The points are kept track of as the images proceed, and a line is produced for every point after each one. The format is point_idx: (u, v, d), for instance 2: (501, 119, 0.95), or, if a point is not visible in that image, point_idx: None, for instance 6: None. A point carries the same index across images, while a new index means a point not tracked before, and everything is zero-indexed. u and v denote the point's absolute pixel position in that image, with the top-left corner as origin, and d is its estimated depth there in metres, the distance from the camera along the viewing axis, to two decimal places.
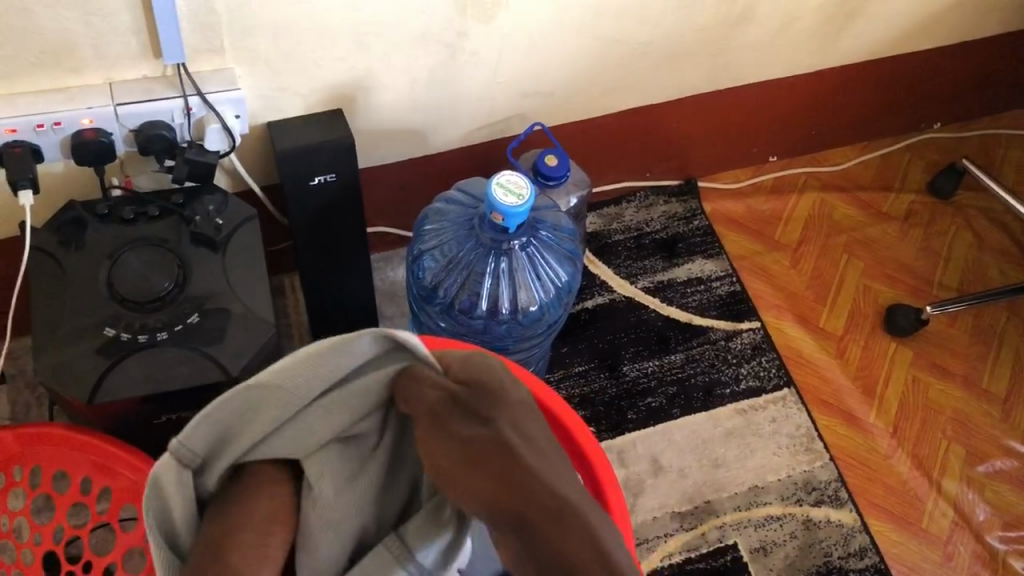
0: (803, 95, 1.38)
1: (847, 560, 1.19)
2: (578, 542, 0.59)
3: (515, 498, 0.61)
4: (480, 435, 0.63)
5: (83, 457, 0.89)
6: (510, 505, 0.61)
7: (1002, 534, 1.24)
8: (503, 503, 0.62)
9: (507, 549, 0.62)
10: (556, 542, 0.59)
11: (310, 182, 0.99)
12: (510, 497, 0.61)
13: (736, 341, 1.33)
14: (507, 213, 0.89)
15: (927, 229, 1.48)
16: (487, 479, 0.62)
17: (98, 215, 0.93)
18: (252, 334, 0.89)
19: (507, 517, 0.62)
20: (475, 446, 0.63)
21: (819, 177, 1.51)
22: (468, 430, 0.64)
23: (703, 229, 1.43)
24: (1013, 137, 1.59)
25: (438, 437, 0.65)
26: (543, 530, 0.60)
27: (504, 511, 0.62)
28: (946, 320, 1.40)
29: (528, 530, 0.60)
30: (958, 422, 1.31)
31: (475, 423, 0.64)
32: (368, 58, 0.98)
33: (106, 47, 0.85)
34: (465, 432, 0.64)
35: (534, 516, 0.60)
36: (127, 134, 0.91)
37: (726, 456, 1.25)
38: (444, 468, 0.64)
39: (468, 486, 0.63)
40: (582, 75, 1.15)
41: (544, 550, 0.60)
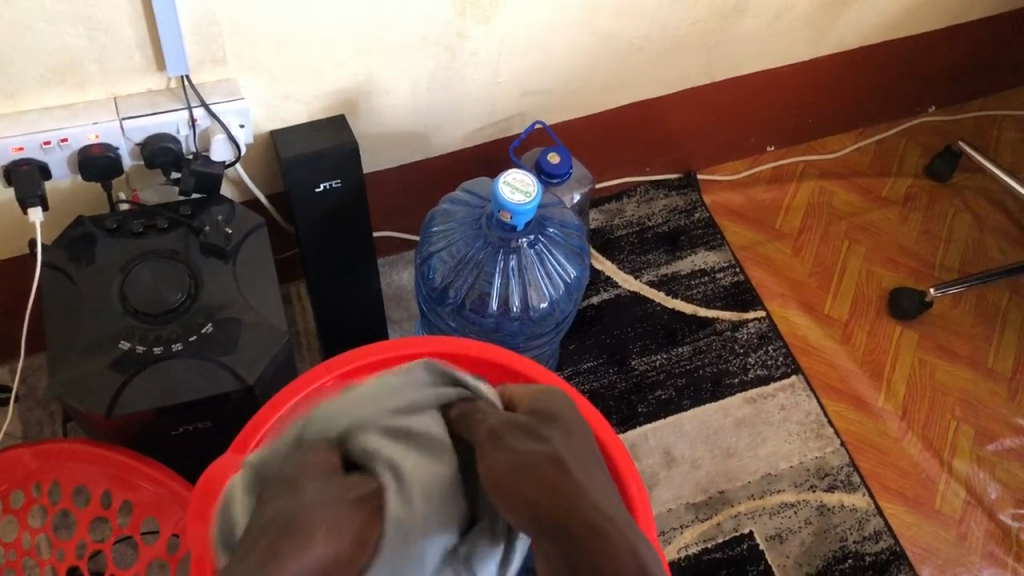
0: (799, 84, 1.39)
1: (863, 544, 1.19)
2: (630, 553, 0.52)
3: (571, 505, 0.55)
4: (539, 449, 0.59)
5: (103, 471, 0.90)
6: (565, 510, 0.54)
7: (1014, 512, 1.24)
8: (557, 506, 0.55)
9: (550, 566, 0.53)
10: (615, 551, 0.52)
11: (315, 188, 1.00)
12: (570, 499, 0.55)
13: (742, 331, 1.34)
14: (515, 211, 0.89)
15: (926, 212, 1.49)
16: (534, 481, 0.56)
17: (107, 230, 0.93)
18: (267, 341, 0.89)
19: (560, 527, 0.54)
20: (537, 456, 0.58)
21: (817, 165, 1.52)
22: (524, 445, 0.60)
23: (704, 221, 1.43)
24: (1006, 118, 1.60)
25: (493, 448, 0.60)
26: (600, 540, 0.53)
27: (558, 516, 0.54)
28: (949, 302, 1.41)
29: (583, 539, 0.53)
30: (966, 402, 1.32)
31: (535, 440, 0.61)
32: (369, 63, 0.99)
33: (111, 61, 0.86)
34: (528, 445, 0.60)
35: (591, 525, 0.53)
36: (132, 147, 0.92)
37: (738, 445, 1.25)
38: (498, 473, 0.58)
39: (516, 490, 0.56)
40: (580, 73, 1.16)
41: (583, 564, 0.52)
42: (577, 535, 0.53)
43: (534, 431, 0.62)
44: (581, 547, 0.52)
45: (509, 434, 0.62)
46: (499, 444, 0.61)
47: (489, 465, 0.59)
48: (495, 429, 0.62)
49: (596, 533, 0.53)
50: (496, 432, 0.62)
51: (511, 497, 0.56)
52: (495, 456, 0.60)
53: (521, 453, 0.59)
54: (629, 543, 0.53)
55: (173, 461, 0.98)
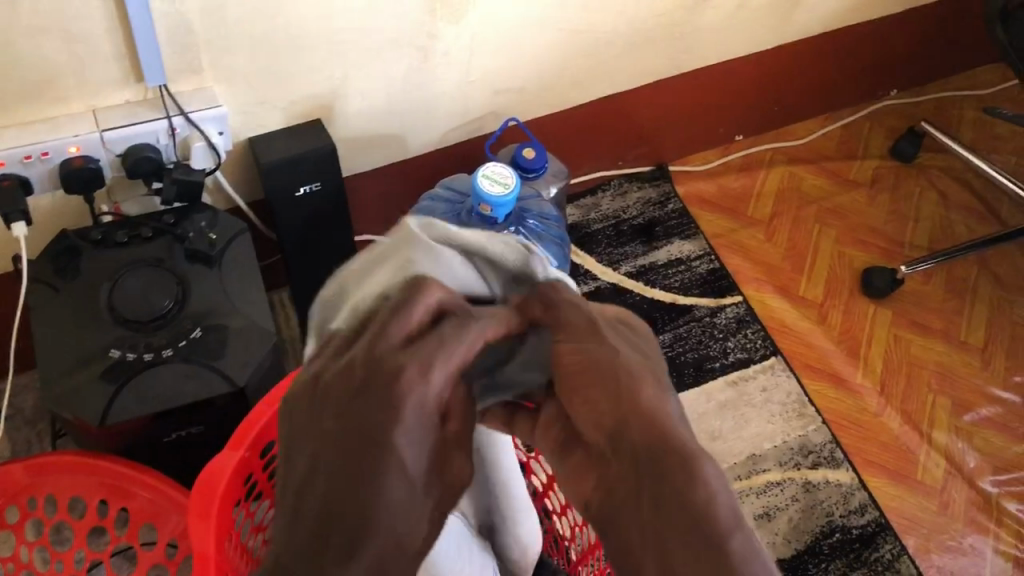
0: (764, 72, 1.42)
1: (849, 517, 1.22)
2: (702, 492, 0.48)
3: (649, 436, 0.51)
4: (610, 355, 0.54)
5: (97, 481, 0.90)
6: (645, 429, 0.51)
7: (994, 478, 1.28)
8: (631, 420, 0.51)
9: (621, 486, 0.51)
10: (696, 485, 0.48)
11: (296, 193, 1.01)
12: (655, 424, 0.51)
13: (721, 316, 1.36)
14: (495, 203, 0.91)
15: (893, 193, 1.53)
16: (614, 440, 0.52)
17: (92, 242, 0.94)
18: (256, 344, 0.90)
19: (641, 452, 0.50)
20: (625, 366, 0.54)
21: (785, 152, 1.55)
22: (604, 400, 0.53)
23: (678, 211, 1.46)
24: (966, 98, 1.64)
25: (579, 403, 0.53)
26: (683, 470, 0.49)
27: (635, 430, 0.51)
28: (920, 279, 1.44)
29: (660, 465, 0.49)
30: (942, 375, 1.35)
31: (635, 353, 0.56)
32: (344, 66, 1.00)
33: (89, 74, 0.87)
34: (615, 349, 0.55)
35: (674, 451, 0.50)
36: (113, 159, 0.93)
37: (722, 428, 1.27)
38: (585, 388, 0.54)
39: (592, 398, 0.54)
40: (551, 69, 1.18)
41: (671, 513, 0.48)
42: (657, 479, 0.49)
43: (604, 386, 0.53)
44: (663, 489, 0.49)
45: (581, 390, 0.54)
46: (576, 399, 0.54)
47: (575, 363, 0.55)
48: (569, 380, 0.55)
49: (676, 474, 0.49)
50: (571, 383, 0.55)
51: (582, 404, 0.54)
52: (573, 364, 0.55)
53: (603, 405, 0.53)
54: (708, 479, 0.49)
55: (166, 468, 0.99)
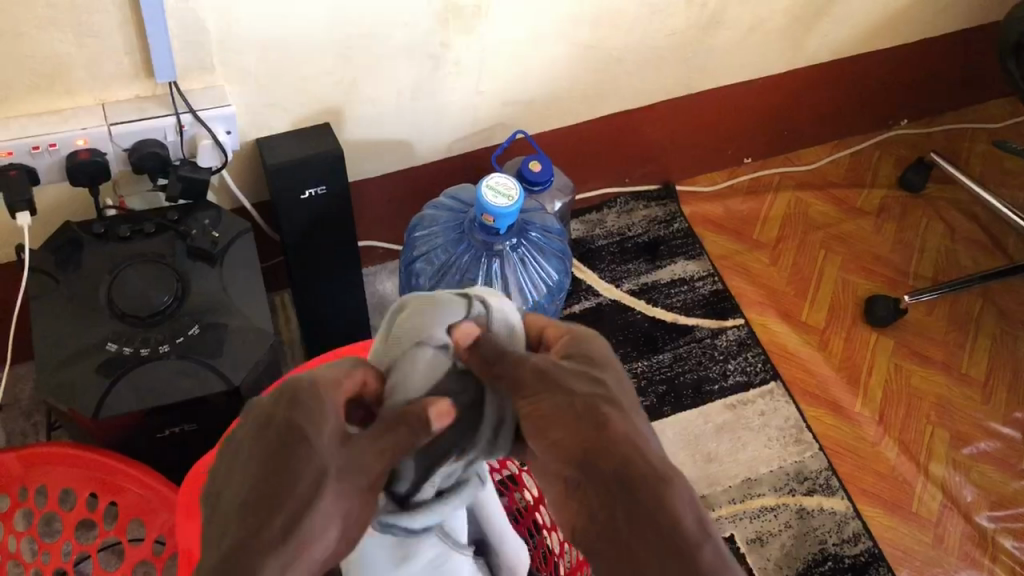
0: (774, 96, 1.43)
1: (842, 546, 1.21)
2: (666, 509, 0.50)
3: (624, 455, 0.52)
4: (573, 399, 0.56)
5: (88, 475, 0.90)
6: (612, 457, 0.52)
7: (990, 513, 1.27)
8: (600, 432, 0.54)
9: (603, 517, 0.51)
10: (663, 502, 0.50)
11: (301, 195, 1.01)
12: (617, 448, 0.52)
13: (722, 338, 1.36)
14: (498, 214, 0.91)
15: (900, 223, 1.52)
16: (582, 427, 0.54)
17: (95, 235, 0.94)
18: (252, 344, 0.90)
19: (603, 473, 0.52)
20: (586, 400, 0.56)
21: (793, 177, 1.55)
22: (577, 384, 0.57)
23: (683, 231, 1.46)
24: (976, 131, 1.64)
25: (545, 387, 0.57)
26: (648, 488, 0.51)
27: (602, 461, 0.52)
28: (923, 309, 1.44)
29: (631, 488, 0.51)
30: (941, 407, 1.34)
31: (590, 382, 0.58)
32: (354, 71, 1.01)
33: (99, 69, 0.87)
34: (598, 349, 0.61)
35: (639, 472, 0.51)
36: (120, 154, 0.93)
37: (718, 450, 1.27)
38: (547, 426, 0.56)
39: (558, 439, 0.55)
40: (561, 82, 1.18)
41: (646, 521, 0.50)
42: (628, 483, 0.51)
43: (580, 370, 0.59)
44: (637, 492, 0.51)
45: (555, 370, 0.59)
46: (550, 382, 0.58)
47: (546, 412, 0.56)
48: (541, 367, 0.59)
49: (650, 485, 0.51)
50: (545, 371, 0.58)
51: (548, 444, 0.55)
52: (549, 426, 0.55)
53: (573, 393, 0.57)
54: (684, 491, 0.52)
55: (158, 464, 0.99)
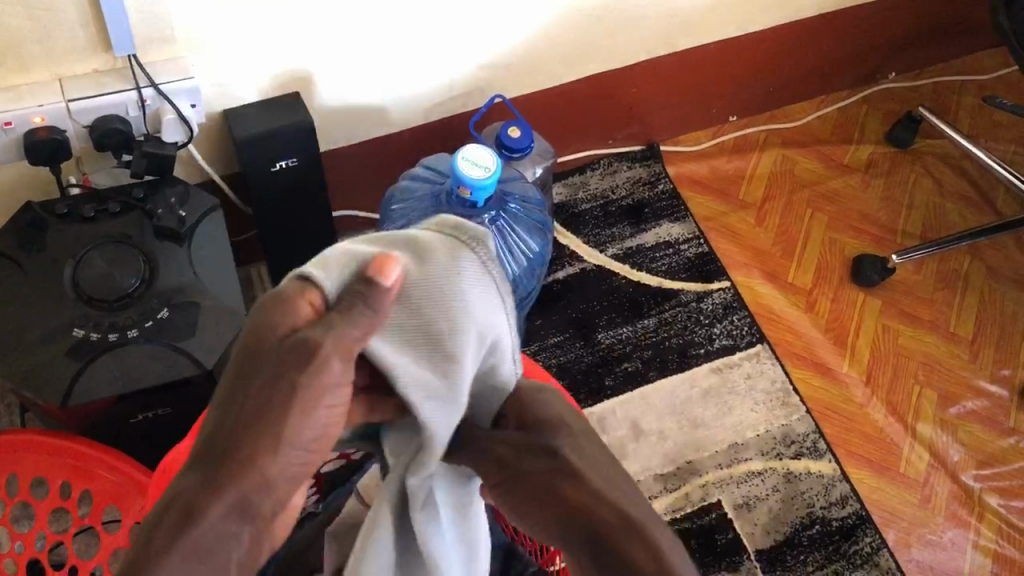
0: (758, 52, 1.39)
1: (830, 509, 1.21)
2: (647, 557, 0.53)
3: (584, 506, 0.55)
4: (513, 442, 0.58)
5: (60, 462, 0.88)
6: (582, 519, 0.54)
7: (976, 473, 1.26)
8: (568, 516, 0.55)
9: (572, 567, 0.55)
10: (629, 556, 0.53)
11: (271, 167, 0.98)
12: (573, 503, 0.55)
13: (707, 302, 1.34)
14: (474, 186, 0.90)
15: (887, 179, 1.50)
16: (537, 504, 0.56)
17: (58, 215, 0.91)
18: (224, 326, 0.88)
19: (576, 535, 0.54)
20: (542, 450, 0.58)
21: (779, 134, 1.52)
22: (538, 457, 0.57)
23: (668, 192, 1.43)
24: (966, 83, 1.61)
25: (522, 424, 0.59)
26: (612, 547, 0.53)
27: (573, 528, 0.54)
28: (911, 268, 1.42)
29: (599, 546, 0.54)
30: (929, 366, 1.33)
31: (545, 457, 0.57)
32: (322, 37, 0.97)
33: (53, 41, 0.83)
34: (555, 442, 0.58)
35: (605, 532, 0.54)
36: (80, 130, 0.90)
37: (705, 415, 1.26)
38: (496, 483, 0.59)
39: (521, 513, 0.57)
40: (540, 43, 1.14)
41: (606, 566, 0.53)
42: (602, 538, 0.54)
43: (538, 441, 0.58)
44: (605, 550, 0.53)
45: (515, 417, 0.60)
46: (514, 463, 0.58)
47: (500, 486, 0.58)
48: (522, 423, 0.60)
49: (617, 534, 0.53)
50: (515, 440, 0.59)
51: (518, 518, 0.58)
52: (505, 482, 0.58)
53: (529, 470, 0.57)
54: (650, 547, 0.53)
55: (131, 446, 0.96)
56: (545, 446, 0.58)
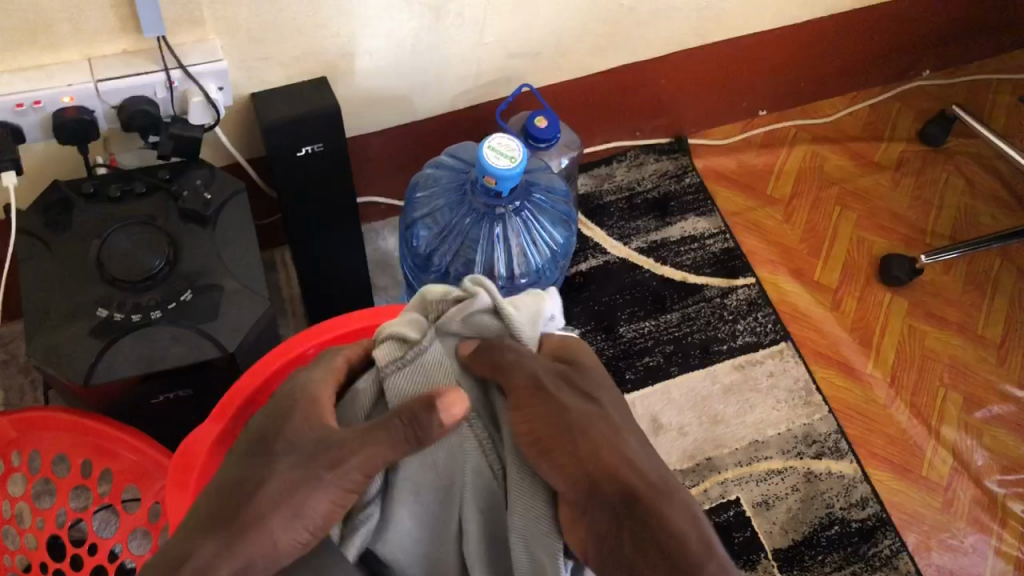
0: (791, 46, 1.37)
1: (849, 510, 1.19)
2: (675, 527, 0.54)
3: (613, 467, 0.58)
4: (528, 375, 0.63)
5: (82, 441, 0.88)
6: (612, 481, 0.57)
7: (1000, 478, 1.25)
8: (599, 470, 0.58)
9: (598, 534, 0.57)
10: (666, 521, 0.55)
11: (297, 153, 0.98)
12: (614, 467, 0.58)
13: (731, 298, 1.33)
14: (500, 176, 0.89)
15: (918, 178, 1.48)
16: (569, 459, 0.59)
17: (85, 195, 0.91)
18: (246, 310, 0.88)
19: (608, 494, 0.57)
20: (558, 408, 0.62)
21: (809, 130, 1.50)
22: (573, 401, 0.62)
23: (695, 186, 1.41)
24: (1001, 82, 1.58)
25: (541, 400, 0.62)
26: (645, 508, 0.55)
27: (606, 486, 0.57)
28: (940, 269, 1.40)
29: (634, 513, 0.55)
30: (956, 369, 1.31)
31: (581, 398, 0.64)
32: (350, 23, 0.97)
33: (83, 22, 0.83)
34: (567, 402, 0.62)
35: (630, 494, 0.56)
36: (109, 111, 0.90)
37: (725, 411, 1.25)
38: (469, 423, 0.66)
39: (559, 462, 0.59)
40: (569, 33, 1.13)
41: (647, 532, 0.55)
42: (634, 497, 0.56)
43: (577, 384, 0.65)
44: (642, 509, 0.55)
45: (551, 384, 0.63)
46: (546, 398, 0.62)
47: (526, 421, 0.62)
48: (539, 376, 0.63)
49: (654, 493, 0.56)
50: (541, 381, 0.63)
51: (551, 468, 0.59)
52: (528, 408, 0.62)
53: (570, 410, 0.61)
54: (678, 507, 0.56)
55: (152, 427, 0.97)
56: (583, 389, 0.65)
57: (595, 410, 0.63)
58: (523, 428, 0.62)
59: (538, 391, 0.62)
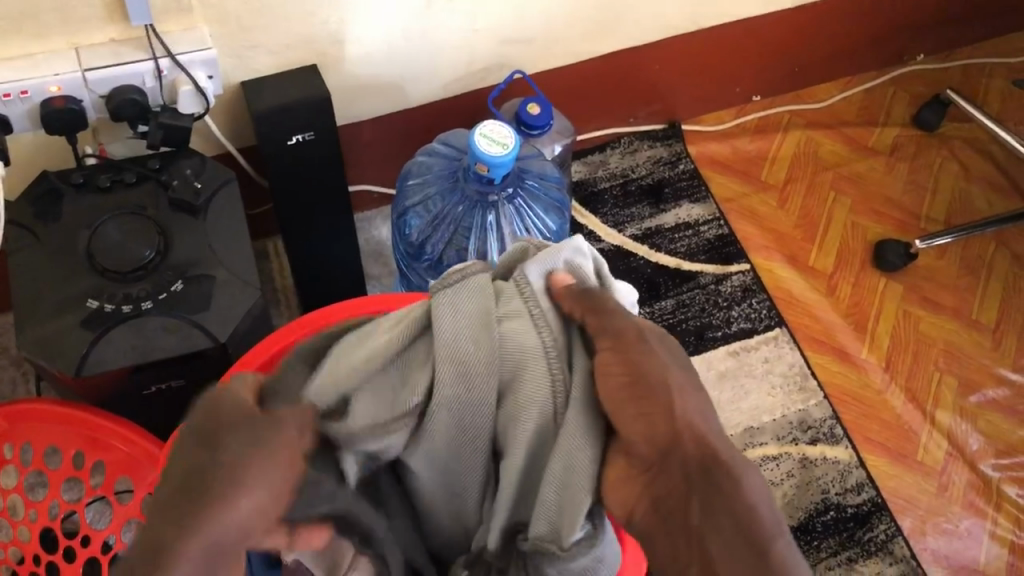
0: (784, 31, 1.36)
1: (845, 496, 1.19)
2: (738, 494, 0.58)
3: (699, 448, 0.59)
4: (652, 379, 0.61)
5: (74, 433, 0.88)
6: (695, 447, 0.59)
7: (995, 462, 1.25)
8: (689, 440, 0.59)
9: (672, 491, 0.60)
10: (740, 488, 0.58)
11: (287, 141, 0.97)
12: (701, 437, 0.60)
13: (726, 285, 1.32)
14: (492, 163, 0.89)
15: (912, 163, 1.47)
16: (652, 412, 0.60)
17: (74, 185, 0.91)
18: (238, 300, 0.87)
19: (689, 461, 0.59)
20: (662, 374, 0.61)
21: (803, 115, 1.50)
22: (667, 363, 0.62)
23: (689, 172, 1.41)
24: (996, 66, 1.58)
25: (642, 352, 0.62)
26: (724, 476, 0.58)
27: (687, 446, 0.59)
28: (934, 253, 1.40)
29: (709, 475, 0.58)
30: (950, 354, 1.31)
31: (682, 370, 0.62)
32: (340, 10, 0.96)
33: (69, 10, 0.82)
34: (666, 361, 0.62)
35: (711, 460, 0.59)
36: (97, 100, 0.89)
37: (720, 398, 1.25)
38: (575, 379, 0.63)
39: (647, 414, 0.60)
40: (561, 18, 1.13)
41: (722, 496, 0.58)
42: (710, 467, 0.59)
43: (677, 352, 0.63)
44: (718, 476, 0.58)
45: (649, 341, 0.63)
46: (645, 348, 0.62)
47: (618, 374, 0.61)
48: (632, 327, 0.63)
49: (732, 466, 0.59)
50: (626, 334, 0.62)
51: (636, 418, 0.61)
52: (619, 363, 0.62)
53: (668, 380, 0.61)
54: (749, 487, 0.58)
55: (145, 418, 0.97)
56: (681, 362, 0.63)
57: (688, 379, 0.62)
58: (615, 373, 0.62)
59: (639, 343, 0.62)
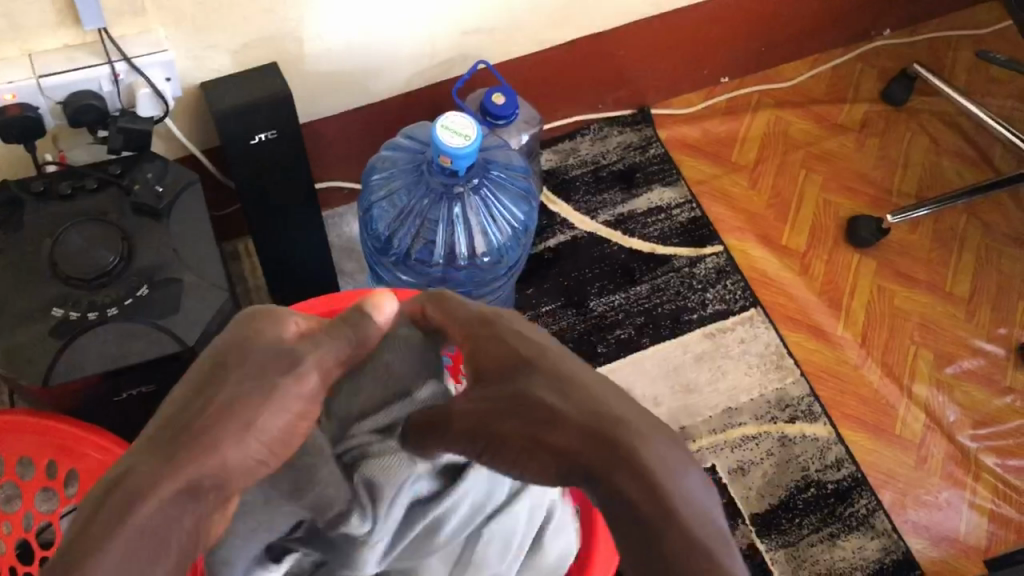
0: (749, 11, 1.36)
1: (825, 472, 1.20)
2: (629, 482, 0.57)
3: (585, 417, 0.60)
4: (530, 403, 0.59)
5: (45, 442, 0.87)
6: (575, 431, 0.59)
7: (973, 433, 1.26)
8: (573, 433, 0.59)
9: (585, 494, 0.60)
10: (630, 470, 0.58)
11: (250, 141, 0.97)
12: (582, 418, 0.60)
13: (700, 267, 1.33)
14: (455, 155, 0.88)
15: (882, 138, 1.48)
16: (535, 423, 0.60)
17: (34, 193, 0.90)
18: (206, 302, 0.87)
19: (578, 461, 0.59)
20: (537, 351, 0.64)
21: (772, 94, 1.50)
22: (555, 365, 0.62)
23: (660, 156, 1.41)
24: (962, 38, 1.58)
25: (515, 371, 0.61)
26: (610, 464, 0.58)
27: (572, 449, 0.59)
28: (907, 228, 1.40)
29: (605, 465, 0.58)
30: (925, 327, 1.32)
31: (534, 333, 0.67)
32: (297, 6, 0.95)
33: (20, 16, 0.82)
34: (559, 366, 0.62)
35: (604, 452, 0.58)
36: (54, 107, 0.89)
37: (697, 380, 1.25)
38: (470, 423, 0.64)
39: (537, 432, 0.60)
40: (523, 6, 1.12)
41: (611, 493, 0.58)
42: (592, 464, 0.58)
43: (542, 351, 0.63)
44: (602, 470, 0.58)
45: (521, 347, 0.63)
46: (496, 333, 0.65)
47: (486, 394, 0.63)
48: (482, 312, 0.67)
49: (611, 455, 0.58)
50: (483, 321, 0.66)
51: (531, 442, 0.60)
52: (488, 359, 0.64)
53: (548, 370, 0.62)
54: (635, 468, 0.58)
55: (118, 424, 0.96)
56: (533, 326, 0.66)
57: (575, 376, 0.62)
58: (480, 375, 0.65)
59: (498, 330, 0.65)
